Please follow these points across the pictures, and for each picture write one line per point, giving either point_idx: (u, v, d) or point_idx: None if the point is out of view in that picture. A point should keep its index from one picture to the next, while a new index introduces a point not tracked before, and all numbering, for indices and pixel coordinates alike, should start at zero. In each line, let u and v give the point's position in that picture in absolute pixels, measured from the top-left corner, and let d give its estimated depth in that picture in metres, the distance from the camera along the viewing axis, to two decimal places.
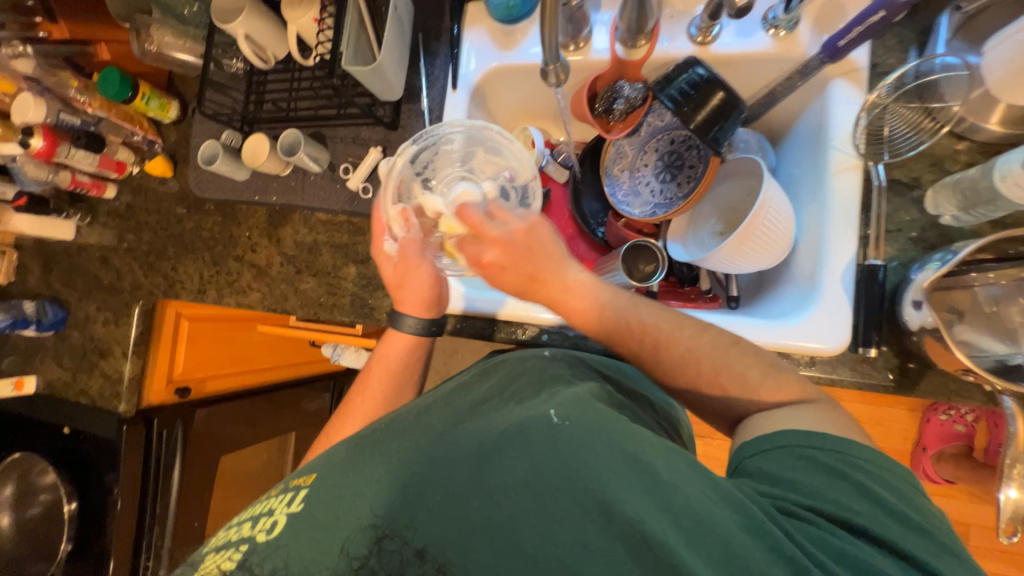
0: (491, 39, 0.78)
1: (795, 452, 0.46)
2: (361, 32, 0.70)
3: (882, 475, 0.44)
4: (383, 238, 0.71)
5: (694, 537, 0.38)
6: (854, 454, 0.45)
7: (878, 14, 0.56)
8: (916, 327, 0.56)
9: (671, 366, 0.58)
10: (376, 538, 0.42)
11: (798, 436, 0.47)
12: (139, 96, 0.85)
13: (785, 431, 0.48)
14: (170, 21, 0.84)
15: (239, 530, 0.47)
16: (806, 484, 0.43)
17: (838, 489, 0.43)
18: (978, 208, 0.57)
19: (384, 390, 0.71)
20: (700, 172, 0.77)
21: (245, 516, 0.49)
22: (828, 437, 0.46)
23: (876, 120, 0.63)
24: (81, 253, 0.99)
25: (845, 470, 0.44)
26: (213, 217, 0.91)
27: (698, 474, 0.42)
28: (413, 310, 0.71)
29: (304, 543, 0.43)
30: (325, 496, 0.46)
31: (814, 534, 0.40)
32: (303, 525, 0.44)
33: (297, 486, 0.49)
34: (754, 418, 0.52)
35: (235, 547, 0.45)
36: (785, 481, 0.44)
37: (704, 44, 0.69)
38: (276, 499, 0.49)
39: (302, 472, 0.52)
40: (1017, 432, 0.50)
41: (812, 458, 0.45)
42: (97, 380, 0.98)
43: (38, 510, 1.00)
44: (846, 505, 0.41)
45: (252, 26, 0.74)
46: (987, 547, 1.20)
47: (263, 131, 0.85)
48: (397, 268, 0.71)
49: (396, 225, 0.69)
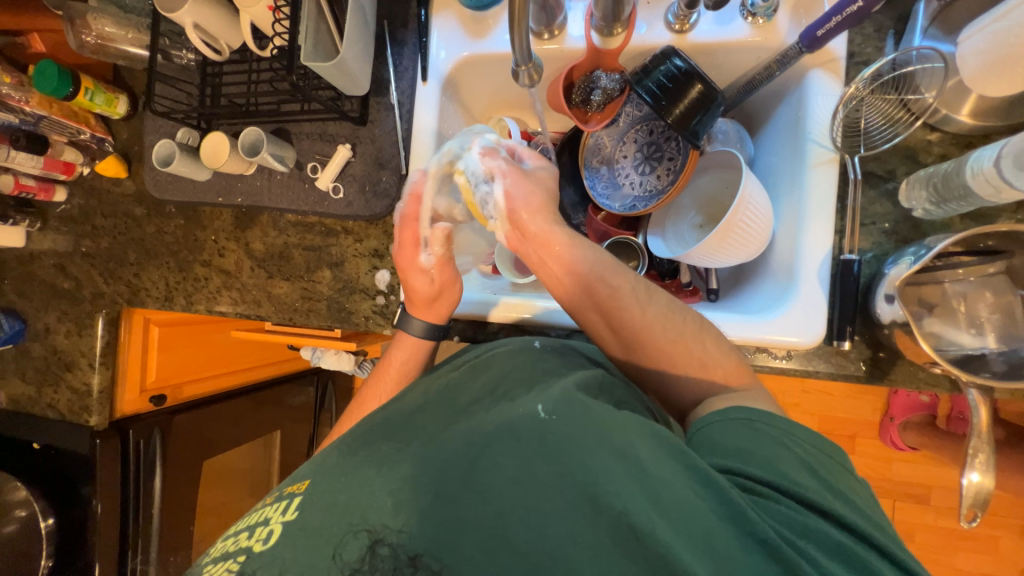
0: (462, 27, 0.74)
1: (745, 424, 0.47)
2: (320, 23, 0.66)
3: (826, 459, 0.45)
4: (418, 251, 0.66)
5: (678, 523, 0.38)
6: (790, 425, 0.47)
7: (855, 4, 0.54)
8: (887, 321, 0.57)
9: (653, 344, 0.55)
10: (369, 542, 0.41)
11: (753, 411, 0.49)
12: (82, 91, 0.78)
13: (738, 407, 0.49)
14: (109, 9, 0.77)
15: (236, 541, 0.45)
16: (758, 456, 0.45)
17: (786, 460, 0.44)
18: (949, 203, 0.58)
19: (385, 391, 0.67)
20: (679, 164, 0.76)
21: (240, 527, 0.47)
22: (778, 416, 0.48)
23: (854, 113, 0.63)
24: (34, 261, 0.93)
25: (790, 443, 0.46)
26: (175, 220, 0.86)
27: (678, 459, 0.43)
28: (433, 318, 0.68)
29: (301, 552, 0.41)
30: (323, 503, 0.44)
31: (779, 516, 0.40)
32: (301, 533, 0.42)
33: (291, 494, 0.47)
34: (713, 399, 0.52)
35: (233, 558, 0.43)
36: (737, 453, 0.45)
37: (682, 32, 0.67)
38: (272, 508, 0.47)
39: (296, 478, 0.50)
40: (980, 421, 0.54)
41: (761, 431, 0.47)
42: (65, 394, 0.93)
43: (13, 528, 0.97)
44: (794, 478, 0.43)
45: (201, 14, 0.69)
46: (948, 507, 1.27)
47: (222, 128, 0.80)
48: (433, 285, 0.67)
49: (435, 243, 0.66)
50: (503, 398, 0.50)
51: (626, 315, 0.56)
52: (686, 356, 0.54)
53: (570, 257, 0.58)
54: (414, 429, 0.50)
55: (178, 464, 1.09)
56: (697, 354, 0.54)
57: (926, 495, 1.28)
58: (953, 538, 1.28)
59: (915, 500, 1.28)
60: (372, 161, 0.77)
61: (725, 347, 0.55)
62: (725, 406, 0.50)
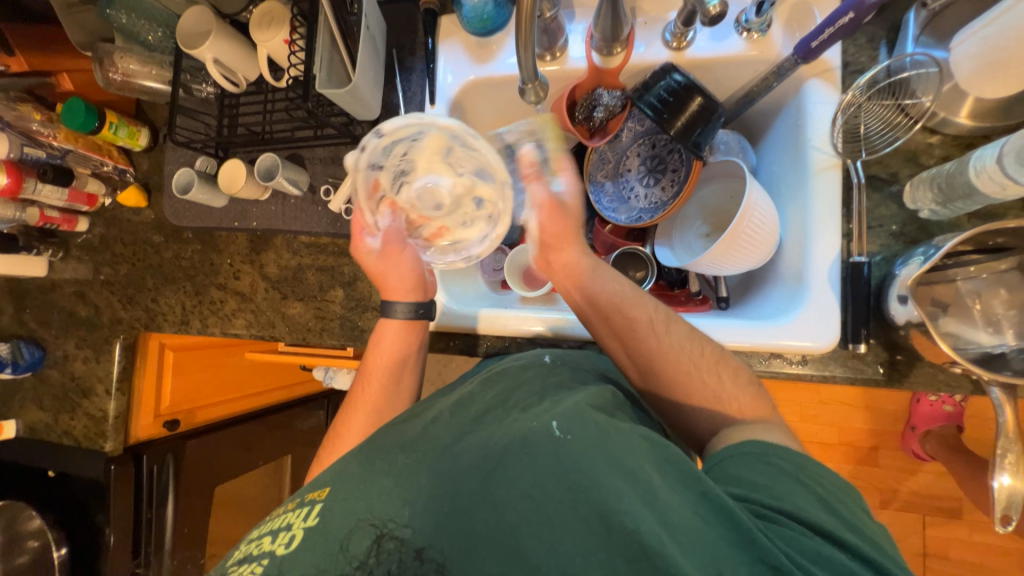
0: (467, 53, 0.78)
1: (759, 458, 0.47)
2: (333, 53, 0.69)
3: (840, 493, 0.44)
4: (363, 234, 0.67)
5: (688, 547, 0.38)
6: (809, 461, 0.46)
7: (847, 16, 0.56)
8: (902, 322, 0.57)
9: (655, 345, 0.58)
10: (376, 536, 0.41)
11: (767, 445, 0.48)
12: (106, 125, 0.82)
13: (754, 441, 0.49)
14: (134, 48, 0.82)
15: (259, 544, 0.45)
16: (773, 487, 0.44)
17: (803, 495, 0.43)
18: (954, 202, 0.58)
19: (384, 382, 0.67)
20: (683, 175, 0.78)
21: (263, 529, 0.47)
22: (791, 450, 0.48)
23: (853, 119, 0.65)
24: (55, 289, 0.96)
25: (805, 478, 0.45)
26: (192, 245, 0.89)
27: (689, 484, 0.42)
28: (399, 296, 0.68)
29: (319, 558, 0.41)
30: (339, 510, 0.44)
31: (791, 542, 0.40)
32: (320, 539, 0.42)
33: (313, 500, 0.47)
34: (739, 424, 0.52)
35: (257, 560, 0.43)
36: (753, 484, 0.45)
37: (680, 49, 0.69)
38: (294, 513, 0.46)
39: (316, 485, 0.50)
40: (1006, 421, 0.53)
41: (774, 465, 0.46)
42: (81, 421, 0.94)
43: (26, 559, 0.96)
44: (810, 511, 0.42)
45: (221, 50, 0.73)
46: (983, 521, 1.22)
47: (239, 155, 0.83)
48: (381, 257, 0.68)
49: (376, 218, 0.67)
50: (516, 413, 0.51)
51: (636, 321, 0.59)
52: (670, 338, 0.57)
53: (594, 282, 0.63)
54: (430, 441, 0.50)
55: (189, 490, 1.09)
56: (695, 366, 0.56)
57: (957, 508, 1.22)
58: (990, 555, 1.22)
59: (946, 513, 1.23)
60: None
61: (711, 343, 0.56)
62: (738, 440, 0.50)
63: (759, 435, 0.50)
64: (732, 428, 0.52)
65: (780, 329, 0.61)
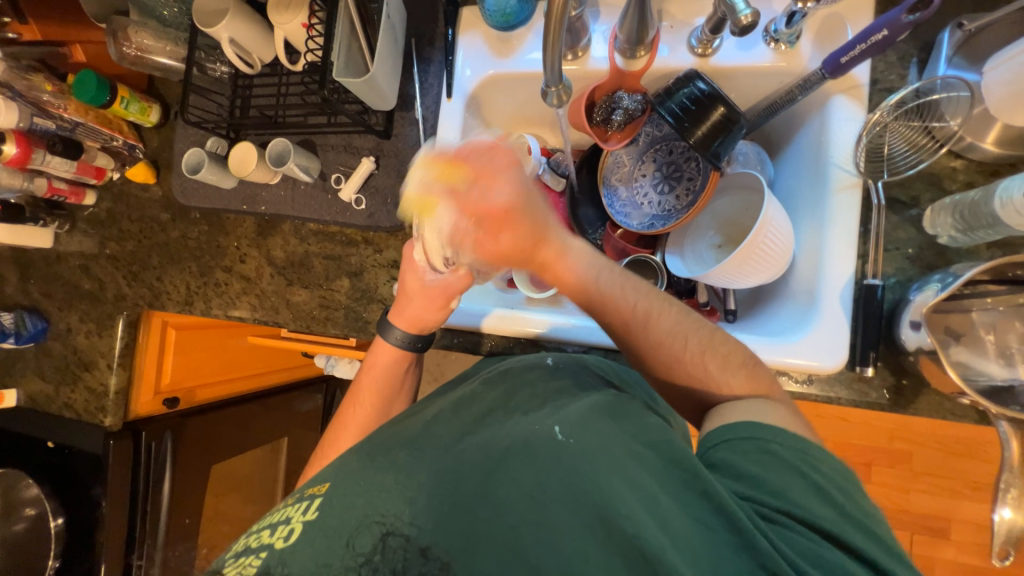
0: (487, 46, 0.76)
1: (756, 444, 0.46)
2: (352, 40, 0.68)
3: (842, 481, 0.44)
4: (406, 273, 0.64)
5: (686, 553, 0.38)
6: (809, 446, 0.45)
7: (881, 33, 0.54)
8: (913, 348, 0.56)
9: (647, 335, 0.54)
10: (381, 534, 0.41)
11: (767, 428, 0.47)
12: (118, 100, 0.81)
13: (750, 423, 0.48)
14: (150, 23, 0.81)
15: (258, 538, 0.45)
16: (770, 481, 0.44)
17: (800, 487, 0.43)
18: (976, 231, 0.57)
19: (375, 401, 0.68)
20: (699, 185, 0.77)
21: (263, 523, 0.47)
22: (792, 432, 0.46)
23: (876, 138, 0.64)
24: (60, 262, 0.96)
25: (804, 467, 0.44)
26: (199, 226, 0.88)
27: (689, 487, 0.42)
28: (406, 324, 0.66)
29: (319, 551, 0.41)
30: (339, 505, 0.44)
31: (792, 543, 0.40)
32: (320, 533, 0.42)
33: (312, 494, 0.47)
34: (726, 406, 0.51)
35: (255, 554, 0.43)
36: (751, 478, 0.44)
37: (705, 56, 0.68)
38: (293, 507, 0.47)
39: (317, 480, 0.50)
40: (1011, 455, 0.52)
41: (774, 453, 0.45)
42: (82, 395, 0.95)
43: (23, 526, 0.97)
44: (806, 506, 0.42)
45: (237, 30, 0.71)
46: (972, 541, 1.22)
47: (250, 138, 0.82)
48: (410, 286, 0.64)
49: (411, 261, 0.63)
50: (517, 415, 0.51)
51: (615, 308, 0.55)
52: (682, 354, 0.54)
53: (578, 266, 0.55)
54: (431, 438, 0.50)
55: (187, 468, 1.10)
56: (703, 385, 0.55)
57: (946, 528, 1.23)
58: None
59: (935, 533, 1.23)
60: (395, 173, 0.78)
61: (727, 352, 0.54)
62: (736, 421, 0.48)
63: (760, 415, 0.48)
64: (732, 405, 0.51)
65: (789, 348, 0.61)
